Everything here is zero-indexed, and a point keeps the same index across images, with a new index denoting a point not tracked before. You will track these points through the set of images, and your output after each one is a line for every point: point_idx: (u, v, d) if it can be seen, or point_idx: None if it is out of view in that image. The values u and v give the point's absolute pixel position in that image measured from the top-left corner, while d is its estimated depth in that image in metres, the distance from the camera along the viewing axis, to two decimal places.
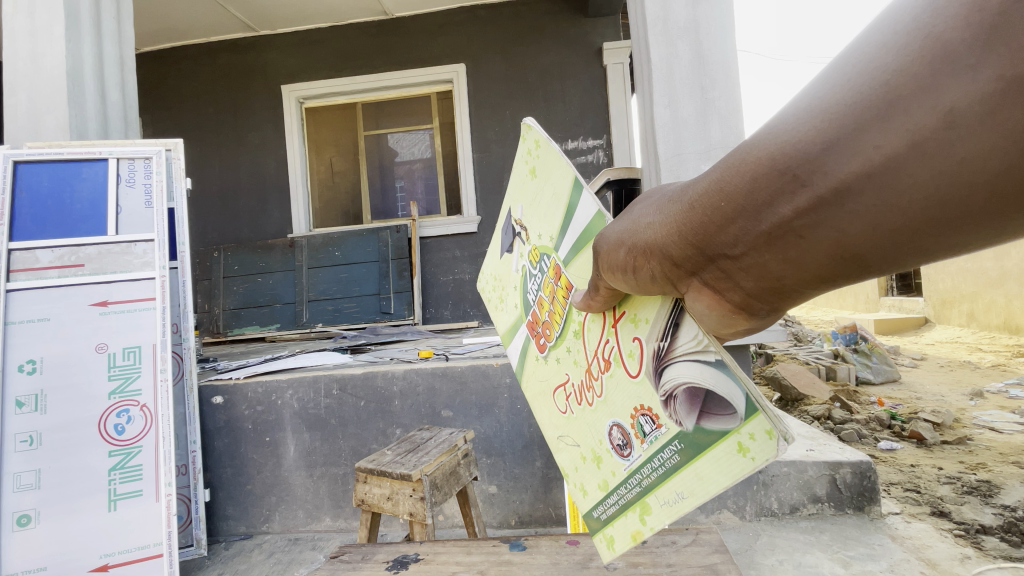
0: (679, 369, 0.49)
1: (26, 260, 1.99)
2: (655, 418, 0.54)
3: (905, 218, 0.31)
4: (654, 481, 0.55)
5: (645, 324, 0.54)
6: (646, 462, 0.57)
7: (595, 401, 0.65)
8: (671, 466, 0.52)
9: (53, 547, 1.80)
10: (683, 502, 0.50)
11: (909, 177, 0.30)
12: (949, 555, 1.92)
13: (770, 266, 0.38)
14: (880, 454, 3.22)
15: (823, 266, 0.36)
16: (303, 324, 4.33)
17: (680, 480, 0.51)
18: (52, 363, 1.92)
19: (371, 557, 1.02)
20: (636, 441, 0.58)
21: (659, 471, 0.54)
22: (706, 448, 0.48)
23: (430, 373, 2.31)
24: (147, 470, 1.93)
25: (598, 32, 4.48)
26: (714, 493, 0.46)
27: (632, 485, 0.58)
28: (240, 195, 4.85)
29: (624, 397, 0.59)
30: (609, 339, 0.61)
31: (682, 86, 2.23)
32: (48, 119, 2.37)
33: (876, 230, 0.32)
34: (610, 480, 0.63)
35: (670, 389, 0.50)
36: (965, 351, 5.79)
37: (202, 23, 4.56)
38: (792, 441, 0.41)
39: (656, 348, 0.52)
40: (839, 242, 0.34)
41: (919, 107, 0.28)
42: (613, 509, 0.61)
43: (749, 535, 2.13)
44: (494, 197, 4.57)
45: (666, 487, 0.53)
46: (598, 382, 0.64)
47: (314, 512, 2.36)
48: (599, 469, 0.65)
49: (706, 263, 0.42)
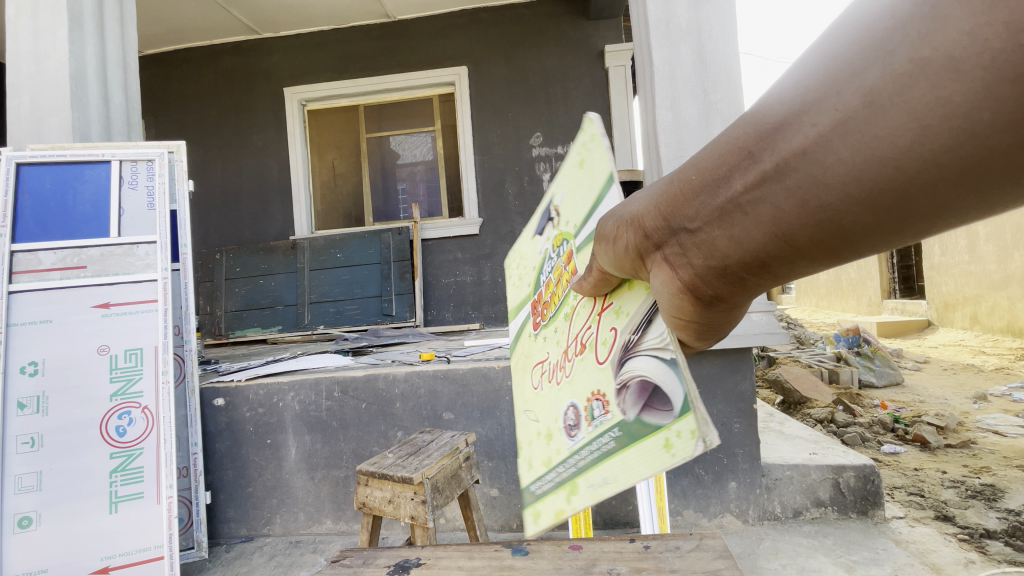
0: (639, 362, 0.48)
1: (29, 262, 2.00)
2: (606, 406, 0.54)
3: (829, 194, 0.34)
4: (587, 464, 0.55)
5: (625, 316, 0.56)
6: (586, 445, 0.57)
7: (563, 380, 0.67)
8: (605, 451, 0.51)
9: (53, 549, 1.79)
10: (605, 486, 0.48)
11: (833, 152, 0.33)
12: (954, 560, 1.90)
13: (720, 238, 0.42)
14: (884, 458, 3.20)
15: (765, 242, 0.39)
16: (304, 326, 4.32)
17: (608, 465, 0.50)
18: (55, 364, 1.92)
19: (372, 562, 1.01)
20: (586, 425, 0.58)
21: (595, 454, 0.54)
22: (637, 438, 0.46)
23: (431, 375, 2.30)
24: (148, 471, 1.93)
25: (600, 35, 4.49)
26: (632, 482, 0.45)
27: (569, 466, 0.59)
28: (241, 197, 4.86)
29: (586, 380, 0.60)
30: (592, 326, 0.63)
31: (684, 88, 2.22)
32: (51, 120, 2.38)
33: (805, 205, 0.36)
34: (554, 457, 0.65)
35: (625, 379, 0.50)
36: (969, 354, 5.75)
37: (205, 26, 4.58)
38: (709, 444, 0.37)
39: (626, 340, 0.53)
40: (776, 214, 0.38)
41: (846, 90, 0.31)
42: (547, 486, 0.63)
43: (752, 539, 2.12)
44: (495, 199, 4.57)
45: (596, 470, 0.52)
46: (569, 364, 0.66)
47: (315, 514, 2.35)
48: (548, 446, 0.67)
49: (676, 235, 0.46)
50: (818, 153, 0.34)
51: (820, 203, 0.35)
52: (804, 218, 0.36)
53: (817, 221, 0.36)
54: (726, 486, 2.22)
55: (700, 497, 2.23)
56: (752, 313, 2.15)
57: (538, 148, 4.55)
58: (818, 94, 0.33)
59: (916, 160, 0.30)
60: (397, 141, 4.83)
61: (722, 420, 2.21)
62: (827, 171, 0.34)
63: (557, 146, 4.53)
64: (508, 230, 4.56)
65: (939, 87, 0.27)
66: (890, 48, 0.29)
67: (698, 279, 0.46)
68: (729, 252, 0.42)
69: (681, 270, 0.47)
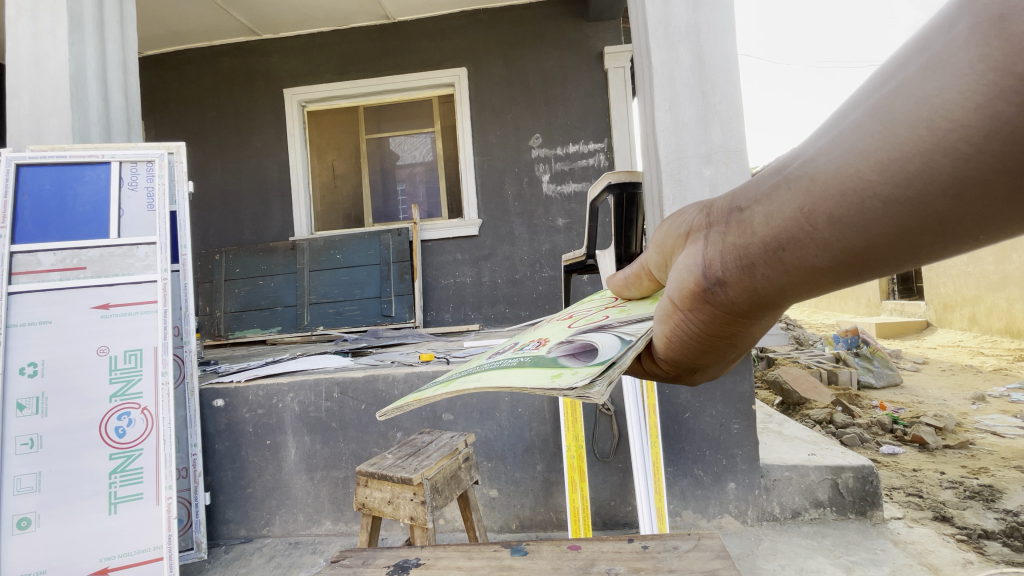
0: (599, 332, 0.53)
1: (29, 263, 2.00)
2: (539, 347, 0.57)
3: (864, 163, 0.33)
4: (480, 371, 0.56)
5: (624, 311, 0.61)
6: (495, 362, 0.58)
7: (531, 331, 0.73)
8: (506, 366, 0.53)
9: (52, 550, 1.80)
10: (477, 382, 0.50)
11: (882, 116, 0.32)
12: (952, 561, 1.91)
13: (751, 217, 0.41)
14: (882, 459, 3.21)
15: (786, 222, 0.38)
16: (304, 327, 4.33)
17: (496, 373, 0.52)
18: (54, 365, 1.92)
19: (371, 562, 1.01)
20: (510, 353, 0.60)
21: (494, 368, 0.55)
22: (541, 366, 0.49)
23: (430, 376, 2.31)
24: (147, 473, 1.94)
25: (599, 36, 4.50)
26: (504, 382, 0.47)
27: (465, 374, 0.60)
28: (241, 198, 4.86)
29: (546, 332, 0.65)
30: (592, 311, 0.69)
31: (682, 90, 2.23)
32: (51, 122, 2.38)
33: (839, 175, 0.34)
34: (460, 372, 0.65)
35: (576, 340, 0.54)
36: (968, 355, 5.76)
37: (205, 27, 4.58)
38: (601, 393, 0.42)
39: (604, 321, 0.57)
40: (808, 186, 0.36)
41: (912, 63, 0.31)
42: (433, 385, 0.62)
43: (751, 540, 2.12)
44: (494, 200, 4.57)
45: (483, 374, 0.53)
46: (548, 324, 0.72)
47: (315, 515, 2.35)
48: (468, 366, 0.68)
49: (718, 222, 0.46)
50: (870, 119, 0.33)
51: (853, 170, 0.34)
52: (829, 186, 0.35)
53: (841, 193, 0.35)
54: (725, 487, 2.22)
55: (699, 498, 2.23)
56: None
57: (537, 149, 4.55)
58: (892, 67, 0.33)
59: (957, 122, 0.29)
60: (397, 142, 4.84)
61: (721, 421, 2.22)
62: (869, 135, 0.33)
63: (556, 147, 4.54)
64: (507, 231, 4.57)
65: (987, 46, 0.27)
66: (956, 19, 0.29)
67: (717, 268, 0.44)
68: (752, 235, 0.41)
69: (703, 259, 0.45)
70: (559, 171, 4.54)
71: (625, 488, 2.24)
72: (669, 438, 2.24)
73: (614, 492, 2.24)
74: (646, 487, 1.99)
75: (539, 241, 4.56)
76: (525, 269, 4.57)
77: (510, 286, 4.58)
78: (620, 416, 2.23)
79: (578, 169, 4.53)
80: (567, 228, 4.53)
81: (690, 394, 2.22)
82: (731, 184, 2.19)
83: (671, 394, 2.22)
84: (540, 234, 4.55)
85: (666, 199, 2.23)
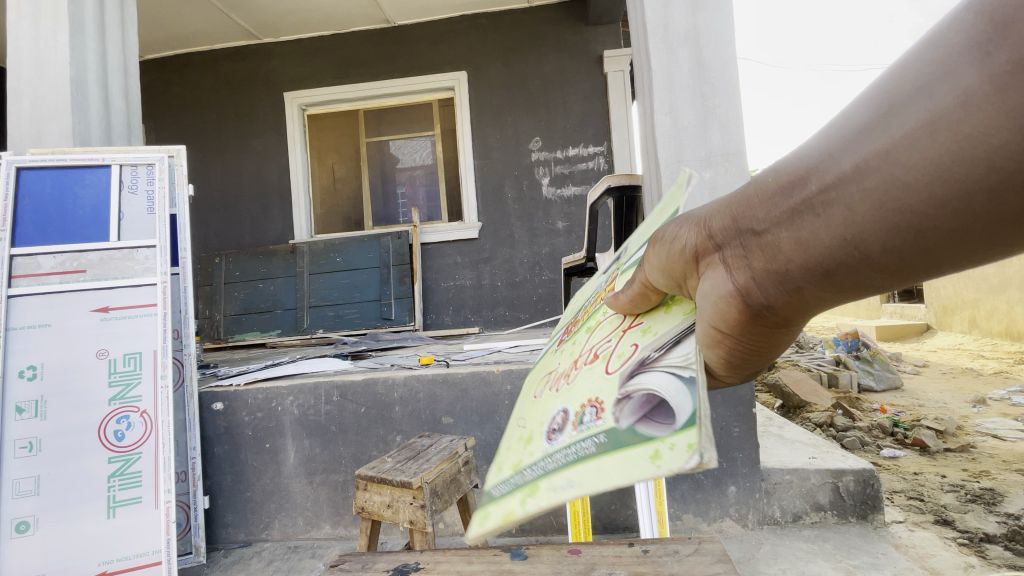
0: (650, 374, 0.41)
1: (28, 265, 2.00)
2: (597, 415, 0.44)
3: (911, 195, 0.34)
4: (556, 468, 0.42)
5: (653, 335, 0.49)
6: (564, 449, 0.45)
7: (562, 388, 0.59)
8: (582, 457, 0.40)
9: (50, 554, 1.79)
10: (567, 494, 0.37)
11: (924, 148, 0.33)
12: (953, 564, 1.90)
13: (782, 242, 0.41)
14: (884, 462, 3.20)
15: (827, 249, 0.38)
16: (303, 330, 4.32)
17: (574, 473, 0.39)
18: (53, 369, 1.92)
19: (371, 566, 1.00)
20: (569, 430, 0.47)
21: (569, 458, 0.42)
22: (623, 448, 0.37)
23: (430, 379, 2.31)
24: (147, 476, 1.93)
25: (598, 40, 4.51)
26: (600, 487, 0.34)
27: (536, 470, 0.45)
28: (241, 201, 4.86)
29: (585, 389, 0.51)
30: (612, 340, 0.56)
31: (682, 93, 2.24)
32: (52, 125, 2.39)
33: (882, 207, 0.35)
34: (523, 463, 0.52)
35: (627, 391, 0.42)
36: (968, 358, 5.75)
37: (206, 31, 4.60)
38: (708, 461, 0.30)
39: (644, 358, 0.45)
40: (849, 217, 0.37)
41: (938, 93, 0.32)
42: (504, 492, 0.48)
43: (752, 543, 2.11)
44: (495, 203, 4.58)
45: (560, 477, 0.40)
46: (574, 373, 0.59)
47: (314, 519, 2.35)
48: (523, 451, 0.56)
49: (734, 242, 0.45)
50: (907, 150, 0.34)
51: (901, 203, 0.34)
52: (875, 218, 0.36)
53: (893, 226, 0.35)
54: (725, 490, 2.22)
55: (699, 501, 2.23)
56: None
57: (537, 152, 4.56)
58: (916, 90, 0.33)
59: (1008, 159, 0.31)
60: (397, 146, 4.85)
61: (721, 424, 2.21)
62: (916, 167, 0.33)
63: (556, 151, 4.55)
64: (507, 234, 4.57)
65: None
66: (986, 55, 0.30)
67: (752, 292, 0.43)
68: (791, 259, 0.41)
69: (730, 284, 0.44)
70: (559, 174, 4.55)
71: (625, 491, 2.24)
72: None
73: (614, 495, 2.24)
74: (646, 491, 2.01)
75: (539, 244, 4.57)
76: (525, 272, 4.57)
77: (510, 289, 4.57)
78: None
79: (577, 173, 4.53)
80: (567, 231, 4.53)
81: None
82: (731, 187, 2.20)
83: None
84: (540, 237, 4.56)
85: None
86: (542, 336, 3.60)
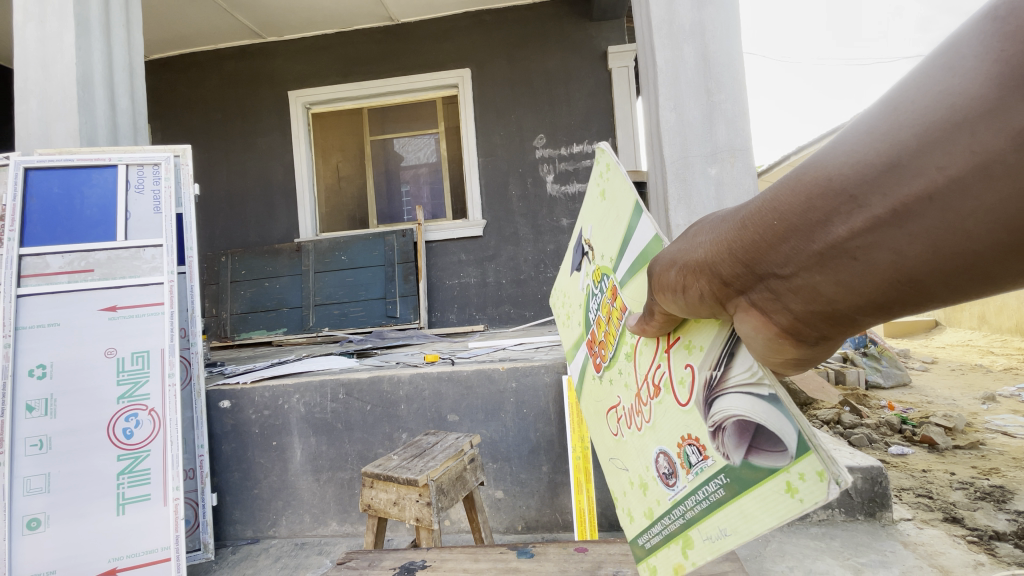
0: (728, 400, 0.47)
1: (37, 265, 2.01)
2: (703, 452, 0.51)
3: (967, 238, 0.32)
4: (697, 514, 0.52)
5: (700, 351, 0.52)
6: (690, 493, 0.54)
7: (643, 426, 0.65)
8: (715, 500, 0.48)
9: (61, 551, 1.81)
10: (725, 540, 0.46)
11: (975, 192, 0.31)
12: (962, 562, 1.89)
13: (821, 286, 0.39)
14: (892, 459, 3.18)
15: (875, 291, 0.37)
16: (309, 328, 4.34)
17: (721, 516, 0.47)
18: (62, 367, 1.93)
19: (377, 564, 1.00)
20: (685, 474, 0.55)
21: (702, 503, 0.51)
22: (753, 483, 0.44)
23: (436, 377, 2.31)
24: (155, 473, 1.95)
25: (603, 36, 4.49)
26: (762, 532, 0.42)
27: (676, 516, 0.56)
28: (246, 199, 4.87)
29: (671, 424, 0.57)
30: (661, 365, 0.59)
31: (688, 89, 2.22)
32: (59, 126, 2.40)
33: (935, 251, 0.34)
34: (654, 508, 0.61)
35: (719, 421, 0.48)
36: (977, 355, 5.69)
37: (210, 30, 4.61)
38: (847, 484, 0.37)
39: (707, 378, 0.50)
40: (896, 264, 0.35)
41: (984, 131, 0.30)
42: (657, 539, 0.59)
43: (759, 541, 2.11)
44: (499, 200, 4.57)
45: (709, 523, 0.49)
46: (646, 408, 0.63)
47: (321, 516, 2.36)
48: (644, 496, 0.64)
49: (760, 286, 0.43)
50: (954, 194, 0.32)
51: (956, 246, 0.33)
52: (930, 263, 0.34)
53: (946, 267, 0.34)
54: None
55: None
56: None
57: (541, 149, 4.55)
58: (948, 128, 0.31)
59: None
60: (401, 144, 4.86)
61: None
62: (967, 210, 0.32)
63: (560, 148, 4.53)
64: (512, 231, 4.56)
65: None
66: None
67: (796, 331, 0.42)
68: (834, 301, 0.39)
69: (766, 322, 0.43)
70: (564, 171, 4.53)
71: None
72: None
73: None
74: None
75: (543, 242, 4.57)
76: (529, 270, 4.57)
77: (514, 287, 4.57)
78: None
79: (582, 169, 4.52)
80: (571, 228, 4.52)
81: None
82: (736, 183, 2.19)
83: None
84: (544, 235, 4.55)
85: (671, 198, 2.22)
86: (547, 333, 3.60)
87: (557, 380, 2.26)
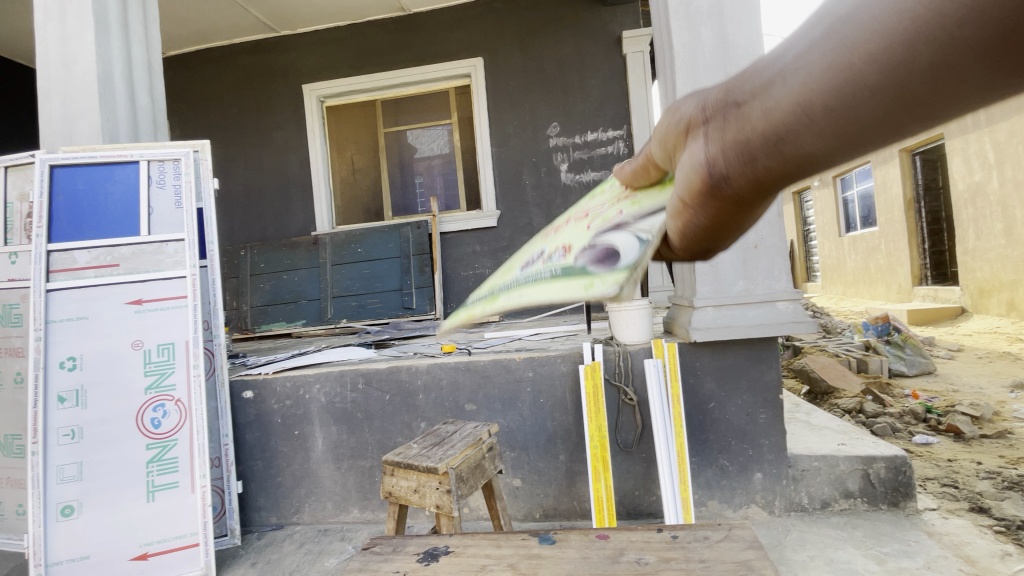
0: (616, 234, 0.42)
1: (65, 260, 2.07)
2: (564, 253, 0.45)
3: (865, 58, 0.34)
4: (517, 283, 0.46)
5: (641, 206, 0.48)
6: (529, 271, 0.48)
7: (552, 234, 0.60)
8: (537, 276, 0.43)
9: (95, 536, 1.89)
10: (514, 298, 0.41)
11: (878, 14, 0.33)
12: (988, 552, 1.85)
13: (749, 111, 0.41)
14: (916, 449, 3.12)
15: (789, 111, 0.38)
16: (327, 320, 4.41)
17: (530, 286, 0.42)
18: (92, 359, 1.99)
19: (402, 549, 1.02)
20: (539, 263, 0.49)
21: (528, 278, 0.46)
22: (568, 275, 0.39)
23: (453, 367, 2.33)
24: (183, 461, 2.01)
25: (617, 21, 4.41)
26: (535, 299, 0.38)
27: (502, 284, 0.50)
28: (264, 194, 4.93)
29: (568, 235, 0.52)
30: (606, 207, 0.54)
31: (706, 72, 2.17)
32: (81, 124, 2.45)
33: (841, 64, 0.35)
34: (494, 282, 0.56)
35: (593, 242, 0.43)
36: (1005, 342, 5.52)
37: (225, 25, 4.64)
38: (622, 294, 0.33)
39: (621, 219, 0.45)
40: (808, 77, 0.37)
41: None
42: (473, 299, 0.53)
43: (779, 530, 2.09)
44: (513, 191, 4.55)
45: (518, 290, 0.44)
46: (565, 226, 0.58)
47: (342, 503, 2.41)
48: (498, 273, 0.59)
49: (717, 114, 0.44)
50: (865, 15, 0.34)
51: (850, 63, 0.35)
52: (828, 78, 0.36)
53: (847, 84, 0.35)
54: (751, 477, 2.20)
55: (724, 488, 2.21)
56: (777, 303, 2.13)
57: (555, 138, 4.50)
58: None
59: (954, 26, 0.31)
60: (414, 135, 4.86)
61: (747, 411, 2.18)
62: (868, 28, 0.34)
63: (574, 136, 4.48)
64: (526, 221, 4.55)
65: None
66: None
67: (719, 161, 0.42)
68: (755, 126, 0.40)
69: (705, 152, 0.43)
70: (578, 159, 4.49)
71: (649, 477, 2.24)
72: (693, 428, 2.21)
73: (637, 481, 2.25)
74: (672, 480, 2.03)
75: None
76: None
77: None
78: (642, 404, 2.23)
79: (597, 158, 4.47)
80: None
81: (714, 383, 2.19)
82: None
83: (695, 382, 2.20)
84: None
85: None
86: (562, 323, 3.60)
87: (574, 369, 2.26)
